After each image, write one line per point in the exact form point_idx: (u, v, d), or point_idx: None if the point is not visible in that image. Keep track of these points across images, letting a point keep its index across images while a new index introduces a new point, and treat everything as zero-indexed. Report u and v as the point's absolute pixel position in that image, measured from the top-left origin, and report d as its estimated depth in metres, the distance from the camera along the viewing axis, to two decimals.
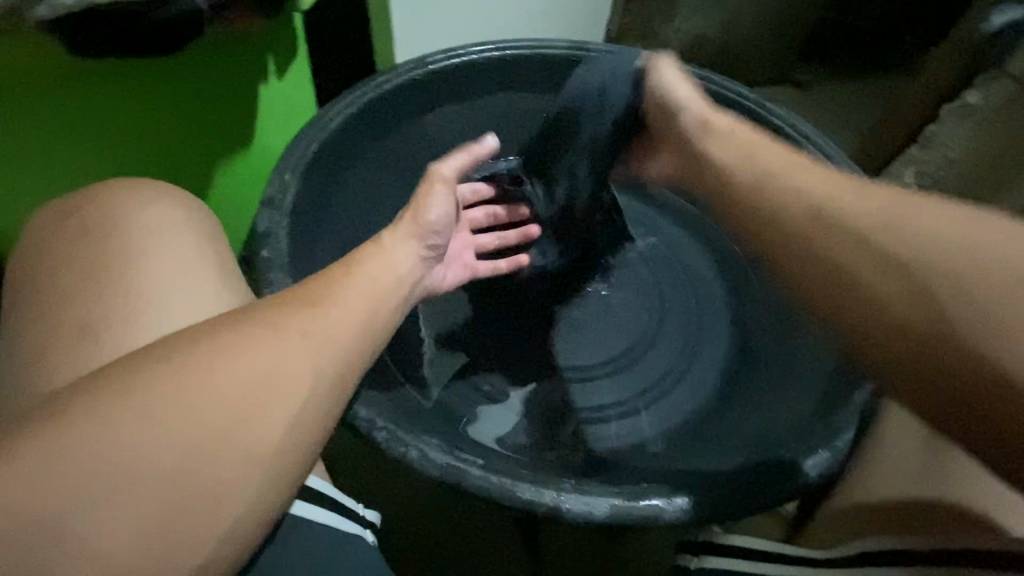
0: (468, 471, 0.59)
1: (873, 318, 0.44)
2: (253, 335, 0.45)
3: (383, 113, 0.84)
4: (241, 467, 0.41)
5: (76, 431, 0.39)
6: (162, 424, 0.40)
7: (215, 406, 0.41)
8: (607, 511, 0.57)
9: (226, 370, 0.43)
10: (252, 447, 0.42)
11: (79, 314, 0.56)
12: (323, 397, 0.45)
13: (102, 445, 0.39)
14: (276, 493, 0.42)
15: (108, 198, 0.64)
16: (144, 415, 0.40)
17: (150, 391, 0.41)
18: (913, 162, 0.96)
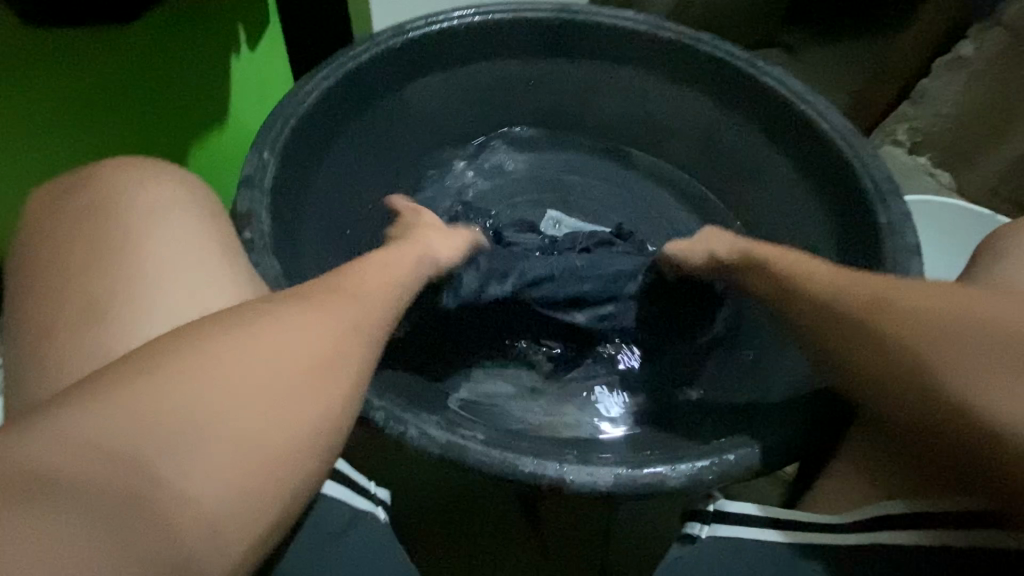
0: (470, 448, 0.49)
1: (876, 383, 0.47)
2: (288, 317, 0.42)
3: (366, 82, 0.81)
4: (276, 450, 0.37)
5: (83, 420, 0.34)
6: (179, 407, 0.35)
7: (267, 385, 0.38)
8: (611, 480, 0.48)
9: (247, 354, 0.39)
10: (310, 423, 0.39)
11: (83, 295, 0.52)
12: (347, 371, 0.42)
13: (134, 430, 0.34)
14: (307, 475, 0.39)
15: (84, 182, 0.59)
16: (183, 393, 0.36)
17: (181, 371, 0.37)
18: (905, 119, 1.05)
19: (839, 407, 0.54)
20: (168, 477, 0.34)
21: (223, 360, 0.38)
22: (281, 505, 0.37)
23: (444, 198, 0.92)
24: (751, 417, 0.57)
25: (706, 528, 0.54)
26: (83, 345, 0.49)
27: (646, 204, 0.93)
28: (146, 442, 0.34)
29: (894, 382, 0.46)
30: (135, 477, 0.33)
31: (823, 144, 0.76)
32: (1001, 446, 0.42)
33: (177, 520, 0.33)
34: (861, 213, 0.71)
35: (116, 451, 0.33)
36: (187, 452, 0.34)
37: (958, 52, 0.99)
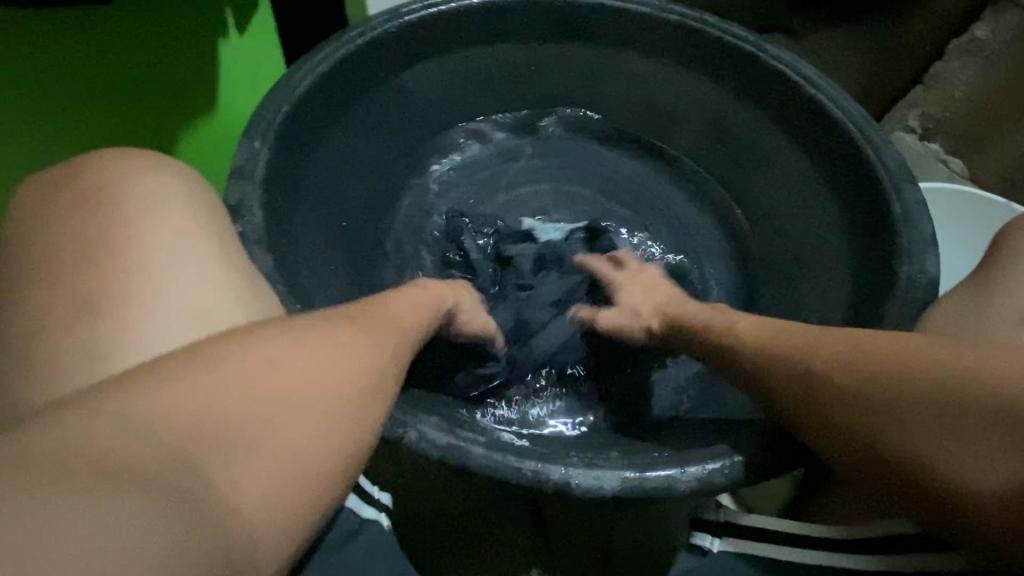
0: (472, 451, 0.47)
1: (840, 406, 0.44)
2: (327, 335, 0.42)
3: (362, 68, 0.78)
4: (272, 458, 0.34)
5: (115, 410, 0.31)
6: (167, 404, 0.32)
7: (311, 395, 0.38)
8: (618, 484, 0.46)
9: (245, 357, 0.37)
10: (353, 439, 0.39)
11: (65, 291, 0.49)
12: (348, 381, 0.40)
13: (179, 424, 0.32)
14: (308, 492, 0.35)
15: (70, 172, 0.56)
16: (194, 395, 0.34)
17: (226, 371, 0.35)
18: (918, 104, 1.05)
19: (792, 450, 0.49)
20: (215, 473, 0.32)
21: (266, 365, 0.37)
22: (311, 518, 0.36)
23: (431, 206, 0.88)
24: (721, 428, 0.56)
25: (716, 541, 0.53)
26: (70, 345, 0.47)
27: (655, 194, 0.90)
28: (198, 434, 0.32)
29: (842, 430, 0.44)
30: (181, 470, 0.30)
31: (835, 130, 0.74)
32: (956, 498, 0.39)
33: (227, 519, 0.31)
34: (875, 202, 0.69)
35: (160, 443, 0.31)
36: (231, 451, 0.33)
37: (973, 34, 1.00)
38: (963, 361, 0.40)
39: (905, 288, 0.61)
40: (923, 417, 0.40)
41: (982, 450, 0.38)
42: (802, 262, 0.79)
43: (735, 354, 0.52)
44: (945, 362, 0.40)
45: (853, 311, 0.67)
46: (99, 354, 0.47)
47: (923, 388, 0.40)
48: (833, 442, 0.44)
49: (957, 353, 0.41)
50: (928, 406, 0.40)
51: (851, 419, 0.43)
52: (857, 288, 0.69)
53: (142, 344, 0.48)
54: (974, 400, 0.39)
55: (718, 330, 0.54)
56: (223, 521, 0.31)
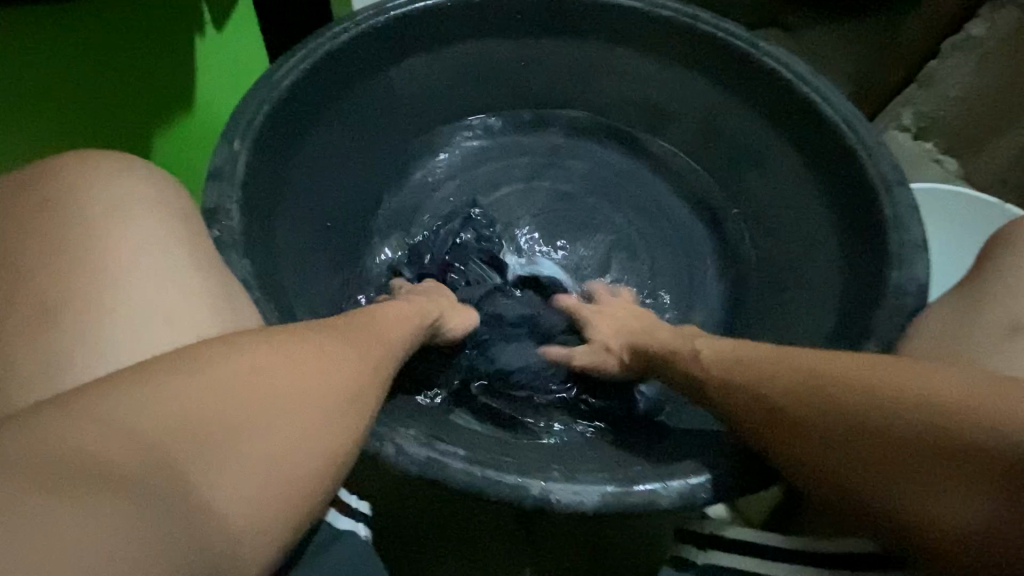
0: (449, 465, 0.46)
1: (801, 432, 0.43)
2: (310, 346, 0.42)
3: (346, 65, 0.77)
4: (241, 482, 0.34)
5: (93, 419, 0.31)
6: (129, 425, 0.32)
7: (293, 403, 0.38)
8: (598, 498, 0.45)
9: (215, 372, 0.36)
10: (337, 448, 0.39)
11: (33, 299, 0.48)
12: (320, 395, 0.39)
13: (161, 433, 0.32)
14: (283, 507, 0.35)
15: (38, 173, 0.55)
16: (157, 412, 0.33)
17: (208, 380, 0.35)
18: (911, 102, 1.01)
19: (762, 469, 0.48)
20: (198, 481, 0.32)
21: (248, 373, 0.37)
22: (293, 525, 0.36)
23: (416, 206, 0.87)
24: (698, 440, 0.56)
25: (703, 554, 0.54)
26: (37, 354, 0.46)
27: (645, 197, 0.89)
28: (182, 441, 0.32)
29: (811, 459, 0.42)
30: (164, 475, 0.31)
31: (828, 130, 0.73)
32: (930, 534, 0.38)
33: (207, 523, 0.32)
34: (865, 205, 0.68)
35: (143, 449, 0.31)
36: (213, 458, 0.33)
37: (969, 32, 0.97)
38: (938, 391, 0.39)
39: (894, 294, 0.61)
40: (897, 454, 0.39)
41: (955, 487, 0.37)
42: (793, 265, 0.78)
43: (707, 377, 0.50)
44: (920, 393, 0.39)
45: (842, 317, 0.67)
46: (66, 363, 0.46)
47: (893, 422, 0.39)
48: (801, 472, 0.43)
49: (935, 384, 0.40)
50: (898, 442, 0.39)
51: (822, 451, 0.42)
52: (847, 292, 0.68)
53: (111, 352, 0.47)
54: (951, 442, 0.38)
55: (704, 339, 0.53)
56: (208, 529, 0.32)
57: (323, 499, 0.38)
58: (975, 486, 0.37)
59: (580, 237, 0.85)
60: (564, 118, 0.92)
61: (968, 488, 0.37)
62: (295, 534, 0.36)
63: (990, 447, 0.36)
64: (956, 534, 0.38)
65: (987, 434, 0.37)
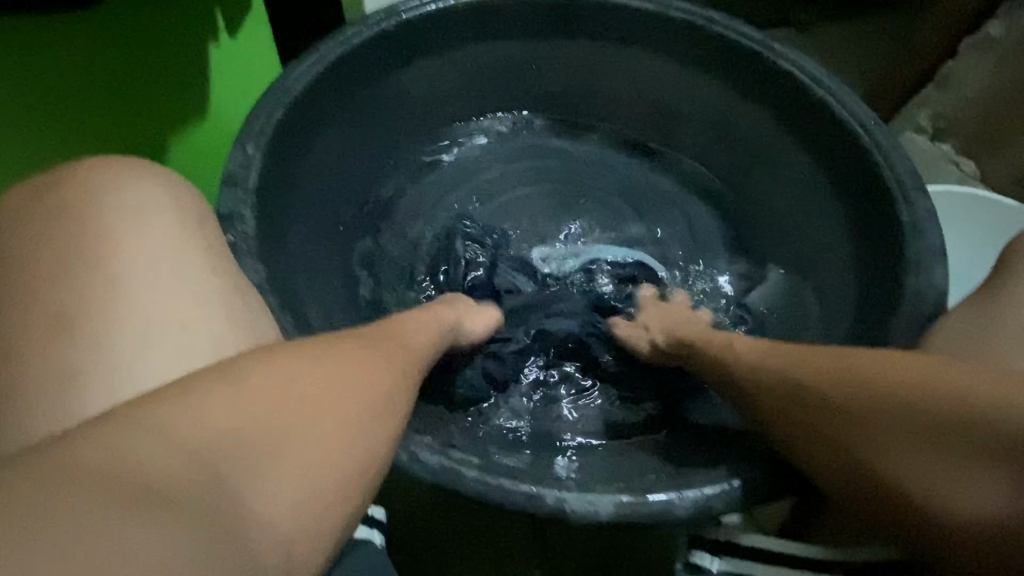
0: (464, 473, 0.46)
1: (830, 421, 0.44)
2: (336, 355, 0.44)
3: (358, 69, 0.77)
4: (266, 487, 0.34)
5: (133, 436, 0.33)
6: (157, 436, 0.33)
7: (327, 410, 0.40)
8: (613, 509, 0.45)
9: (238, 387, 0.38)
10: (354, 459, 0.39)
11: (51, 306, 0.48)
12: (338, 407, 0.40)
13: (204, 446, 0.34)
14: (307, 514, 0.36)
15: (55, 181, 0.55)
16: (184, 423, 0.34)
17: (242, 394, 0.37)
18: (927, 103, 1.01)
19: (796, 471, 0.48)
20: (243, 490, 0.34)
21: (281, 381, 0.39)
22: (340, 532, 0.38)
23: (429, 203, 0.86)
24: (722, 445, 0.55)
25: (717, 561, 0.52)
26: (54, 360, 0.46)
27: (659, 195, 0.88)
28: (226, 450, 0.34)
29: (829, 451, 0.43)
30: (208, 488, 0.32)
31: (845, 133, 0.72)
32: (940, 517, 0.38)
33: (255, 532, 0.33)
34: (883, 209, 0.67)
35: (170, 459, 0.32)
36: (256, 470, 0.35)
37: (987, 32, 0.96)
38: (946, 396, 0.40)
39: (911, 300, 0.60)
40: (909, 439, 0.40)
41: (986, 473, 0.37)
42: (808, 270, 0.77)
43: None
44: (928, 387, 0.41)
45: (859, 325, 0.66)
46: (85, 374, 0.46)
47: (903, 406, 0.41)
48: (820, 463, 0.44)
49: (945, 383, 0.40)
50: (925, 427, 0.39)
51: (839, 438, 0.43)
52: (863, 300, 0.67)
53: (127, 363, 0.47)
54: (965, 421, 0.38)
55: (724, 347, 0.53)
56: (255, 540, 0.33)
57: (353, 509, 0.39)
58: (989, 469, 0.37)
59: (599, 236, 0.85)
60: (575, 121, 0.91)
61: (977, 469, 0.37)
62: (318, 546, 0.36)
63: (996, 429, 0.37)
64: (975, 522, 0.37)
65: (994, 419, 0.38)
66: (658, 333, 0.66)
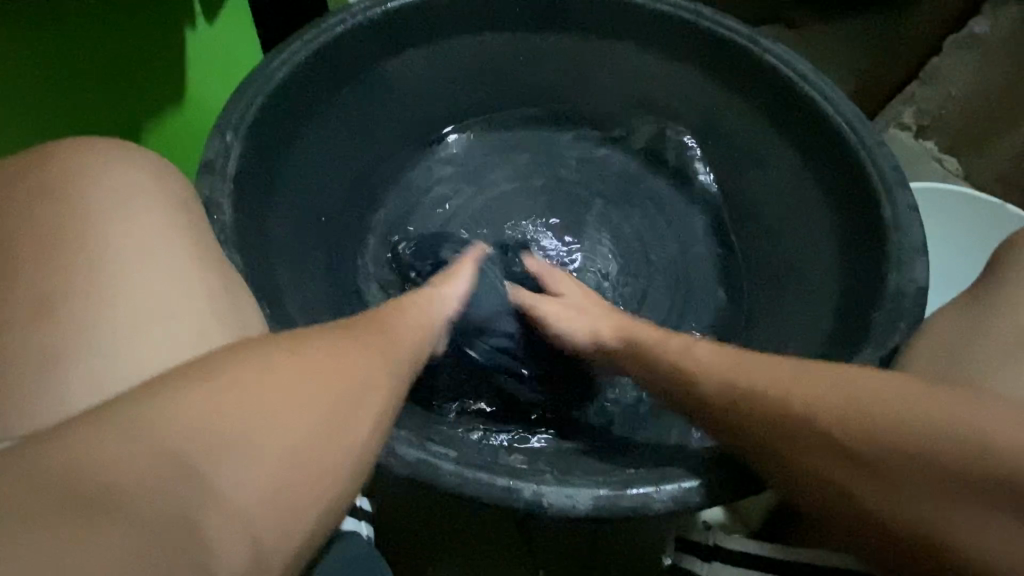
0: (442, 467, 0.46)
1: (814, 456, 0.42)
2: (321, 343, 0.43)
3: (341, 58, 0.76)
4: (232, 492, 0.34)
5: (100, 431, 0.32)
6: (123, 430, 0.32)
7: (304, 400, 0.39)
8: (590, 504, 0.45)
9: (203, 381, 0.36)
10: (326, 457, 0.38)
11: (20, 290, 0.47)
12: (313, 399, 0.39)
13: (175, 438, 0.33)
14: (279, 514, 0.35)
15: (23, 165, 0.53)
16: (151, 418, 0.33)
17: (217, 382, 0.36)
18: (912, 101, 1.01)
19: (746, 479, 0.47)
20: (214, 482, 0.33)
21: (259, 370, 0.38)
22: (319, 522, 0.37)
23: (414, 199, 0.86)
24: (670, 453, 0.55)
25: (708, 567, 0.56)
26: (24, 347, 0.45)
27: (645, 194, 0.88)
28: (190, 439, 0.33)
29: (819, 475, 0.42)
30: (177, 480, 0.32)
31: (830, 130, 0.72)
32: (941, 553, 0.38)
33: (226, 524, 0.33)
34: (866, 206, 0.67)
35: (137, 451, 0.32)
36: (228, 461, 0.34)
37: (971, 29, 0.96)
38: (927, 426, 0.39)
39: (892, 298, 0.60)
40: (904, 476, 0.39)
41: (971, 513, 0.37)
42: (791, 266, 0.77)
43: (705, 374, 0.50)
44: (914, 412, 0.40)
45: (842, 316, 0.66)
46: (56, 365, 0.45)
47: (894, 434, 0.40)
48: (804, 486, 0.43)
49: (927, 399, 0.40)
50: (909, 467, 0.39)
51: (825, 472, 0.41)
52: (844, 297, 0.67)
53: (100, 352, 0.46)
54: (946, 465, 0.38)
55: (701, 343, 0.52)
56: (223, 534, 0.33)
57: (335, 504, 0.38)
58: (980, 503, 0.37)
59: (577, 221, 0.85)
60: (562, 113, 0.91)
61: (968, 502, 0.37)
62: (297, 540, 0.36)
63: (988, 464, 0.37)
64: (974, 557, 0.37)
65: (984, 451, 0.37)
66: (603, 329, 0.61)
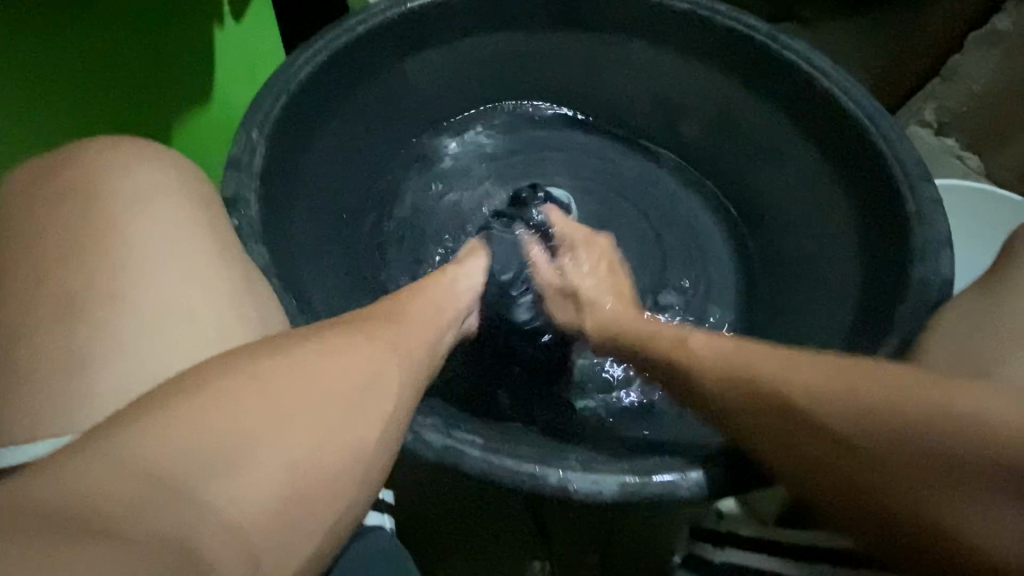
0: (468, 453, 0.47)
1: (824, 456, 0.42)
2: (337, 343, 0.44)
3: (363, 57, 0.76)
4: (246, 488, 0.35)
5: (121, 445, 0.33)
6: (148, 441, 0.34)
7: (313, 405, 0.40)
8: (616, 489, 0.46)
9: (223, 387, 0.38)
10: (345, 449, 0.39)
11: (57, 285, 0.48)
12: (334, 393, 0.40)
13: (182, 454, 0.34)
14: (299, 505, 0.36)
15: (53, 165, 0.55)
16: (172, 425, 0.35)
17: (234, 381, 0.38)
18: (934, 98, 1.01)
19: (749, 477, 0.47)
20: (235, 474, 0.35)
21: (272, 375, 0.39)
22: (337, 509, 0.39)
23: (428, 199, 0.86)
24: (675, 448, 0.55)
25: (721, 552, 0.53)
26: (64, 341, 0.46)
27: (657, 195, 0.89)
28: (209, 439, 0.35)
29: (831, 466, 0.42)
30: (179, 502, 0.32)
31: (849, 126, 0.71)
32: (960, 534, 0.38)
33: (234, 539, 0.33)
34: (890, 201, 0.67)
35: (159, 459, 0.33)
36: (232, 472, 0.35)
37: (993, 24, 0.95)
38: (954, 417, 0.39)
39: (918, 291, 0.60)
40: (922, 475, 0.39)
41: (987, 507, 0.38)
42: (810, 262, 0.77)
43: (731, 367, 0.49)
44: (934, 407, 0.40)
45: (865, 310, 0.66)
46: (88, 364, 0.46)
47: (914, 429, 0.40)
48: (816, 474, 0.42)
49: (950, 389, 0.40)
50: (929, 466, 0.39)
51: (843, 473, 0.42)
52: (865, 291, 0.67)
53: (132, 347, 0.47)
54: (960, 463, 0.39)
55: (698, 336, 0.52)
56: (228, 551, 0.33)
57: (343, 506, 0.39)
58: (998, 496, 0.38)
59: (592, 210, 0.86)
60: (578, 113, 0.92)
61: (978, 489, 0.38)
62: (319, 529, 0.37)
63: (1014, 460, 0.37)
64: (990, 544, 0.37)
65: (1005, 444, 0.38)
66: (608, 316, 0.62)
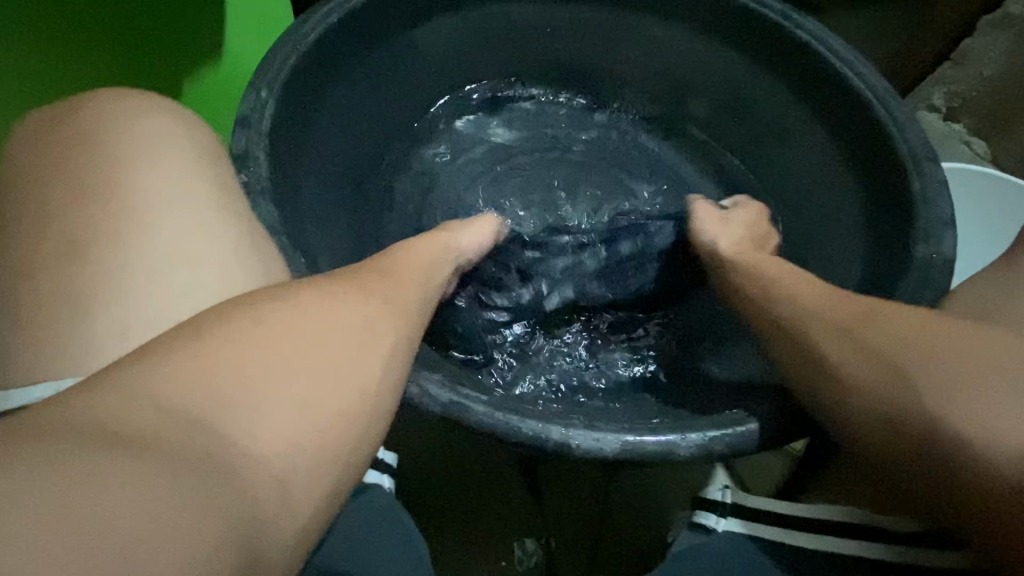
0: (473, 408, 0.48)
1: (875, 415, 0.44)
2: (349, 296, 0.45)
3: (373, 22, 0.75)
4: (268, 438, 0.35)
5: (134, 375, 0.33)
6: (153, 389, 0.33)
7: (320, 349, 0.40)
8: (618, 446, 0.47)
9: (228, 346, 0.37)
10: (360, 407, 0.40)
11: (67, 234, 0.49)
12: (349, 351, 0.41)
13: (201, 389, 0.34)
14: (320, 452, 0.37)
15: (67, 110, 0.55)
16: (179, 378, 0.34)
17: (240, 337, 0.38)
18: (943, 82, 1.02)
19: (745, 442, 0.49)
20: (254, 428, 0.35)
21: (278, 321, 0.40)
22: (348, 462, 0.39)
23: (435, 159, 0.88)
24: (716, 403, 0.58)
25: (720, 521, 0.56)
26: (71, 288, 0.47)
27: (665, 169, 0.90)
28: (215, 394, 0.35)
29: (879, 421, 0.43)
30: (200, 435, 0.33)
31: (858, 105, 0.71)
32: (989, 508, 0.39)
33: (256, 474, 0.33)
34: (892, 181, 0.67)
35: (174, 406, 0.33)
36: (244, 417, 0.35)
37: (1006, 9, 0.94)
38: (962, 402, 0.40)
39: (918, 267, 0.61)
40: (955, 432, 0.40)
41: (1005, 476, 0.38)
42: (815, 241, 0.77)
43: None
44: None
45: (869, 284, 0.66)
46: (93, 311, 0.47)
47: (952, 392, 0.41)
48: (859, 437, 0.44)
49: (943, 360, 0.42)
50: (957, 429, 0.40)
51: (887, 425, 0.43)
52: (866, 270, 0.68)
53: (141, 299, 0.48)
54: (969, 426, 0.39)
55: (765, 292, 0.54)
56: (255, 474, 0.33)
57: (354, 451, 0.39)
58: None
59: (621, 178, 0.89)
60: (592, 84, 0.91)
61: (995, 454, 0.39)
62: (344, 470, 0.38)
63: None
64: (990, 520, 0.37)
65: None
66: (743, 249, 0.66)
